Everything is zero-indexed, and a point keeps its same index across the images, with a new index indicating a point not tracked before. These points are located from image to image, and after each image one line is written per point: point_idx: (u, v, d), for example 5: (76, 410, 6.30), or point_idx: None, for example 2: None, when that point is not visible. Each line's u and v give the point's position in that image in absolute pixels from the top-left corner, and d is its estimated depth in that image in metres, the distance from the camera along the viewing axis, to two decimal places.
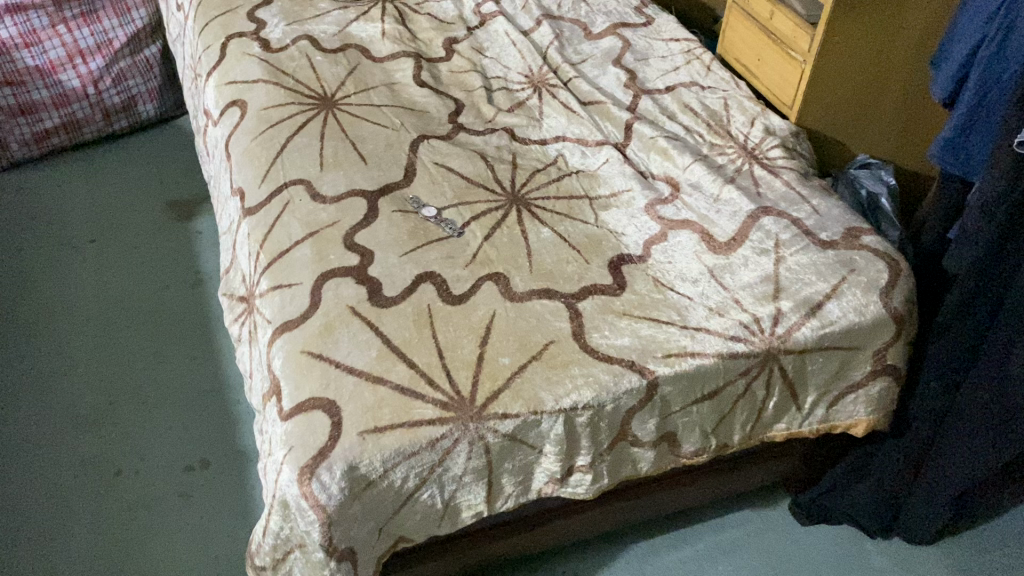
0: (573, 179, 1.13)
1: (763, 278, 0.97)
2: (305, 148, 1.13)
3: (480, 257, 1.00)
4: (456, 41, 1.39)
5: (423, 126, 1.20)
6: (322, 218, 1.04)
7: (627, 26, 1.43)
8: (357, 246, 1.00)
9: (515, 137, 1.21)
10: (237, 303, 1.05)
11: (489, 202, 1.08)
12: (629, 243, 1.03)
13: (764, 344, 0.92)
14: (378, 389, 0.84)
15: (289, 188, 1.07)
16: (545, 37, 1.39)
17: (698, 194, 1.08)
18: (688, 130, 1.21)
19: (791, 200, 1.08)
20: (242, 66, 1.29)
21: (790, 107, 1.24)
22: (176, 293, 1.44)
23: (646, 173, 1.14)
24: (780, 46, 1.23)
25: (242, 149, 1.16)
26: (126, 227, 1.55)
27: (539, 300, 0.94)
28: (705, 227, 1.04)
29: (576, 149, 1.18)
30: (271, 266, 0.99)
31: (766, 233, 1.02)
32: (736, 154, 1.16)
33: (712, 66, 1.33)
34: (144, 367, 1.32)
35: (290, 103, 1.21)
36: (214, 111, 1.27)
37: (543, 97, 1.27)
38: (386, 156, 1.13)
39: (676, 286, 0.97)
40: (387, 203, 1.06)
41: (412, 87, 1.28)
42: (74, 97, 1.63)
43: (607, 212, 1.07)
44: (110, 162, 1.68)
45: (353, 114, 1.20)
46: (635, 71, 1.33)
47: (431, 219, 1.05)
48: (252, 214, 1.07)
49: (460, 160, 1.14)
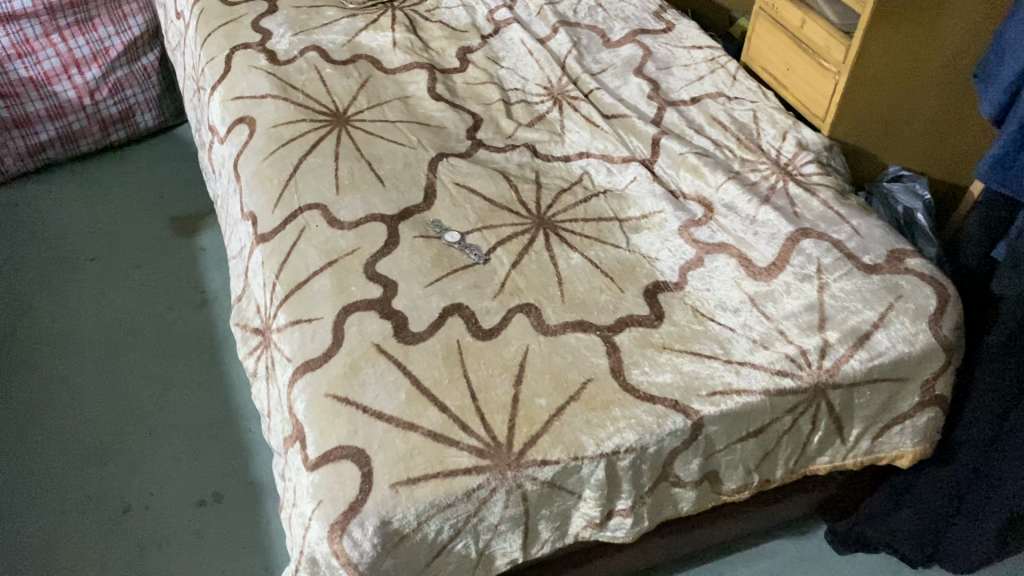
0: (601, 200, 1.08)
1: (806, 306, 0.93)
2: (319, 169, 1.08)
3: (508, 287, 0.95)
4: (470, 51, 1.33)
5: (441, 143, 1.15)
6: (340, 246, 0.98)
7: (647, 33, 1.38)
8: (379, 276, 0.94)
9: (537, 154, 1.15)
10: (252, 335, 1.00)
11: (515, 225, 1.03)
12: (664, 268, 0.98)
13: (812, 378, 0.88)
14: (409, 435, 0.79)
15: (303, 213, 1.03)
16: (562, 46, 1.34)
17: (733, 215, 1.04)
18: (718, 144, 1.16)
19: (830, 220, 1.03)
20: (249, 80, 1.23)
21: (822, 120, 1.19)
22: (181, 315, 1.39)
23: (677, 193, 1.09)
24: (811, 56, 1.18)
25: (253, 170, 1.11)
26: (126, 244, 1.50)
27: (574, 333, 0.89)
28: (742, 251, 0.99)
29: (601, 167, 1.13)
30: (289, 298, 0.94)
31: (807, 257, 0.98)
32: (769, 171, 1.11)
33: (738, 75, 1.28)
34: (150, 395, 1.27)
35: (301, 120, 1.15)
36: (220, 127, 1.21)
37: (564, 110, 1.22)
38: (404, 177, 1.08)
39: (716, 316, 0.92)
40: (408, 229, 1.01)
41: (427, 100, 1.22)
42: (70, 108, 1.57)
43: (638, 235, 1.03)
44: (108, 176, 1.62)
45: (367, 131, 1.15)
46: (658, 81, 1.28)
47: (455, 244, 1.00)
48: (266, 241, 1.02)
49: (482, 179, 1.09)
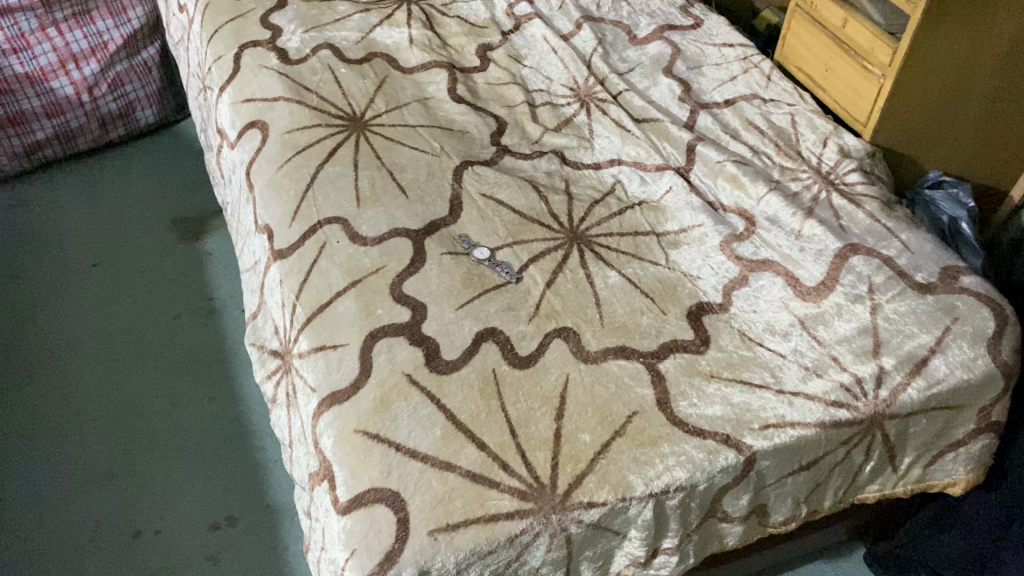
0: (636, 212, 1.02)
1: (859, 330, 0.88)
2: (339, 179, 1.02)
3: (544, 309, 0.89)
4: (491, 48, 1.27)
5: (465, 150, 1.09)
6: (364, 264, 0.93)
7: (675, 29, 1.32)
8: (407, 298, 0.89)
9: (565, 161, 1.10)
10: (270, 359, 0.95)
11: (548, 240, 0.97)
12: (707, 288, 0.93)
13: (868, 409, 0.83)
14: (446, 477, 0.74)
15: (324, 227, 0.97)
16: (587, 43, 1.28)
17: (777, 229, 0.98)
18: (755, 150, 1.10)
19: (877, 234, 0.98)
20: (261, 81, 1.17)
21: (864, 124, 1.13)
22: (189, 324, 1.33)
23: (715, 204, 1.04)
24: (853, 58, 1.12)
25: (267, 180, 1.05)
26: (130, 248, 1.44)
27: (616, 361, 0.84)
28: (789, 269, 0.94)
29: (634, 175, 1.08)
30: (311, 321, 0.89)
31: (857, 276, 0.93)
32: (811, 180, 1.06)
33: (772, 75, 1.22)
34: (159, 411, 1.21)
35: (317, 125, 1.09)
36: (231, 132, 1.15)
37: (592, 114, 1.16)
38: (428, 188, 1.03)
39: (765, 341, 0.87)
40: (434, 245, 0.96)
41: (448, 103, 1.16)
42: (67, 105, 1.51)
43: (676, 251, 0.97)
44: (108, 175, 1.56)
45: (387, 137, 1.09)
46: (689, 81, 1.22)
47: (485, 262, 0.95)
48: (283, 258, 0.97)
49: (510, 190, 1.03)
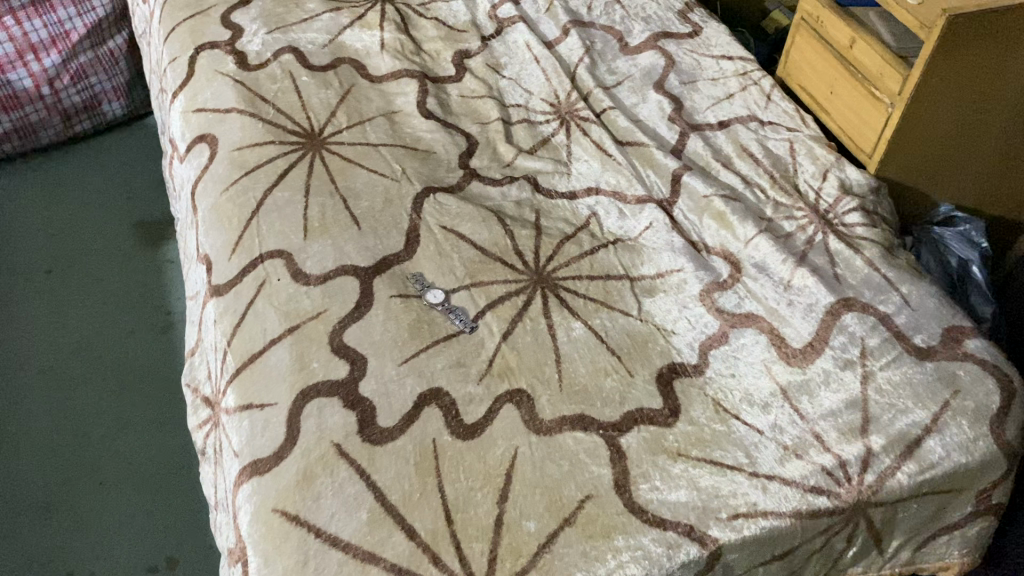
0: (610, 251, 0.93)
1: (847, 403, 0.79)
2: (286, 206, 0.93)
3: (497, 366, 0.81)
4: (468, 55, 1.17)
5: (428, 174, 1.00)
6: (303, 307, 0.84)
7: (670, 37, 1.21)
8: (346, 350, 0.81)
9: (538, 188, 1.01)
10: (202, 406, 0.87)
11: (509, 283, 0.88)
12: (682, 345, 0.84)
13: (851, 496, 0.74)
14: (369, 571, 0.66)
15: (264, 262, 0.89)
16: (572, 52, 1.18)
17: (765, 278, 0.89)
18: (747, 181, 1.01)
19: (875, 287, 0.89)
20: (214, 89, 1.08)
21: (870, 155, 1.03)
22: (144, 340, 1.26)
23: (698, 244, 0.94)
24: (860, 82, 1.01)
25: (211, 204, 0.96)
26: (87, 254, 1.36)
27: (572, 432, 0.76)
28: (774, 326, 0.85)
29: (612, 207, 0.98)
30: (240, 373, 0.81)
31: (848, 337, 0.83)
32: (807, 219, 0.96)
33: (772, 94, 1.12)
34: (104, 438, 1.14)
35: (269, 142, 1.00)
36: (180, 144, 1.06)
37: (571, 134, 1.07)
38: (383, 218, 0.94)
39: (741, 413, 0.78)
40: (383, 286, 0.87)
41: (416, 118, 1.07)
42: (26, 98, 1.42)
43: (651, 299, 0.88)
44: (71, 172, 1.48)
45: (344, 157, 1.00)
46: (681, 99, 1.12)
47: (438, 307, 0.86)
48: (219, 295, 0.88)
49: (473, 222, 0.94)
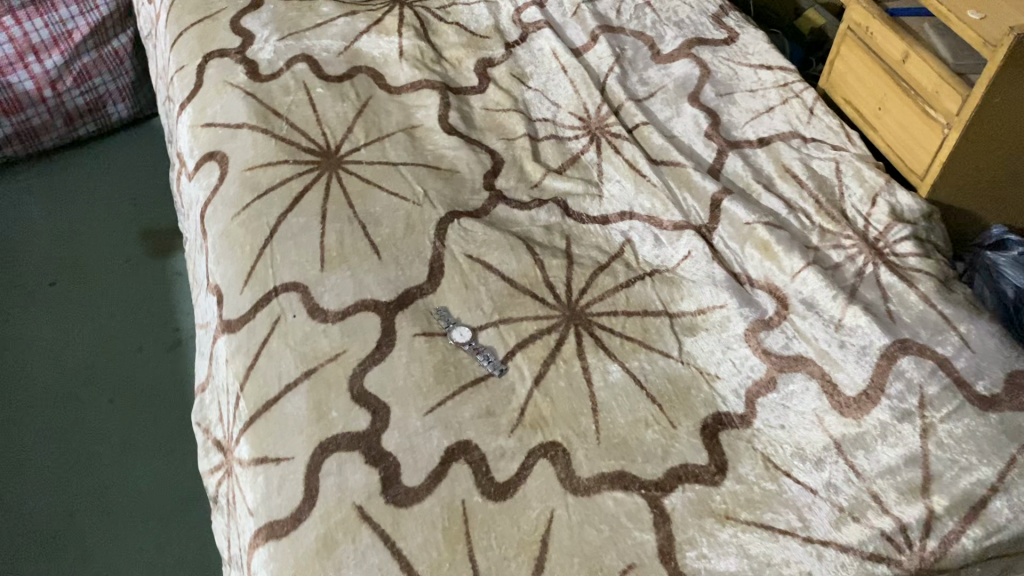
0: (647, 284, 0.87)
1: (906, 459, 0.73)
2: (301, 233, 0.88)
3: (529, 415, 0.75)
4: (491, 64, 1.11)
5: (451, 196, 0.94)
6: (321, 347, 0.79)
7: (705, 43, 1.14)
8: (367, 397, 0.75)
9: (568, 212, 0.95)
10: (214, 450, 0.82)
11: (540, 320, 0.82)
12: (726, 391, 0.78)
13: (913, 564, 0.68)
14: None
15: (279, 296, 0.83)
16: (602, 61, 1.12)
17: (814, 317, 0.83)
18: (791, 206, 0.94)
19: (932, 325, 0.83)
20: (224, 102, 1.02)
21: (921, 177, 0.96)
22: (152, 359, 1.20)
23: (741, 276, 0.88)
24: (912, 99, 0.95)
25: (221, 230, 0.91)
26: (93, 265, 1.30)
27: (611, 493, 0.70)
28: (826, 371, 0.79)
29: (647, 233, 0.92)
30: (253, 421, 0.75)
31: (906, 384, 0.78)
32: (856, 249, 0.90)
33: (815, 108, 1.06)
34: (111, 464, 1.09)
35: (282, 161, 0.95)
36: (188, 161, 1.01)
37: (602, 151, 1.01)
38: (405, 246, 0.88)
39: (793, 470, 0.73)
40: (406, 323, 0.81)
41: (438, 134, 1.01)
42: (27, 101, 1.36)
43: (692, 339, 0.82)
44: (75, 177, 1.42)
45: (362, 178, 0.94)
46: (718, 112, 1.05)
47: (464, 347, 0.80)
48: (231, 331, 0.83)
49: (500, 251, 0.88)
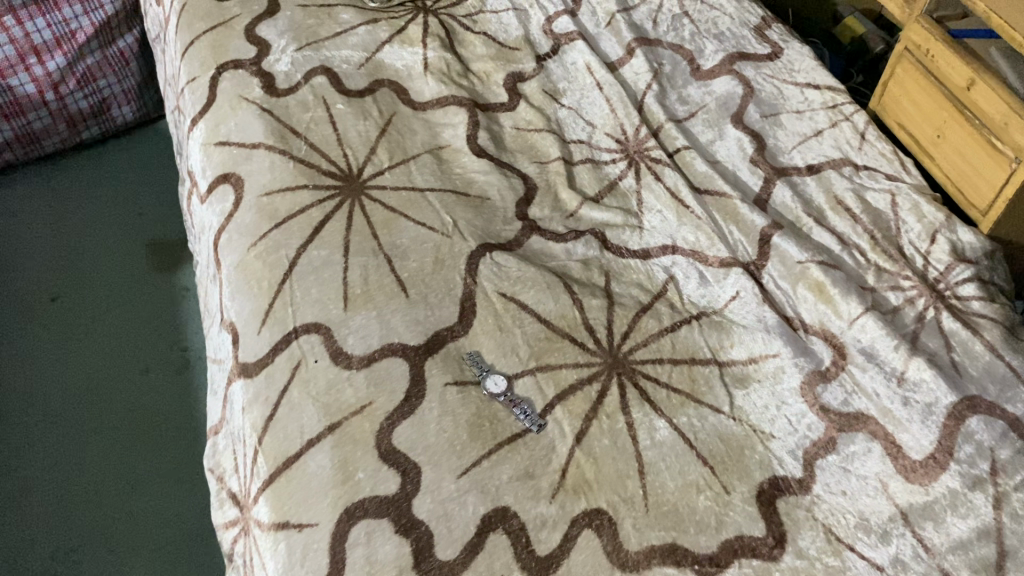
0: (694, 329, 0.81)
1: (979, 533, 0.68)
2: (323, 268, 0.82)
3: (571, 478, 0.70)
4: (522, 79, 1.05)
5: (483, 227, 0.88)
6: (345, 398, 0.73)
7: (748, 59, 1.08)
8: (396, 456, 0.69)
9: (606, 245, 0.89)
10: (229, 503, 0.77)
11: (581, 368, 0.77)
12: (782, 452, 0.73)
13: None
14: None
15: (299, 338, 0.77)
16: (639, 77, 1.05)
17: (875, 369, 0.77)
18: (844, 242, 0.89)
19: (1001, 380, 0.77)
20: (239, 118, 0.96)
21: (983, 212, 0.90)
22: (158, 382, 1.14)
23: (793, 320, 0.83)
24: (977, 129, 0.88)
25: (236, 261, 0.85)
26: (97, 280, 1.24)
27: (662, 569, 0.65)
28: (888, 431, 0.74)
29: (691, 270, 0.86)
30: (272, 480, 0.70)
31: (976, 447, 0.72)
32: (916, 291, 0.84)
33: (867, 132, 0.99)
34: (116, 496, 1.04)
35: (301, 186, 0.88)
36: (200, 182, 0.95)
37: (641, 177, 0.95)
38: (434, 282, 0.82)
39: (857, 544, 0.67)
40: (436, 370, 0.75)
41: (466, 156, 0.95)
42: (28, 105, 1.30)
43: (744, 392, 0.76)
44: (79, 183, 1.36)
45: (387, 206, 0.88)
46: (763, 135, 0.99)
47: (500, 398, 0.74)
48: (248, 375, 0.77)
49: (536, 289, 0.82)
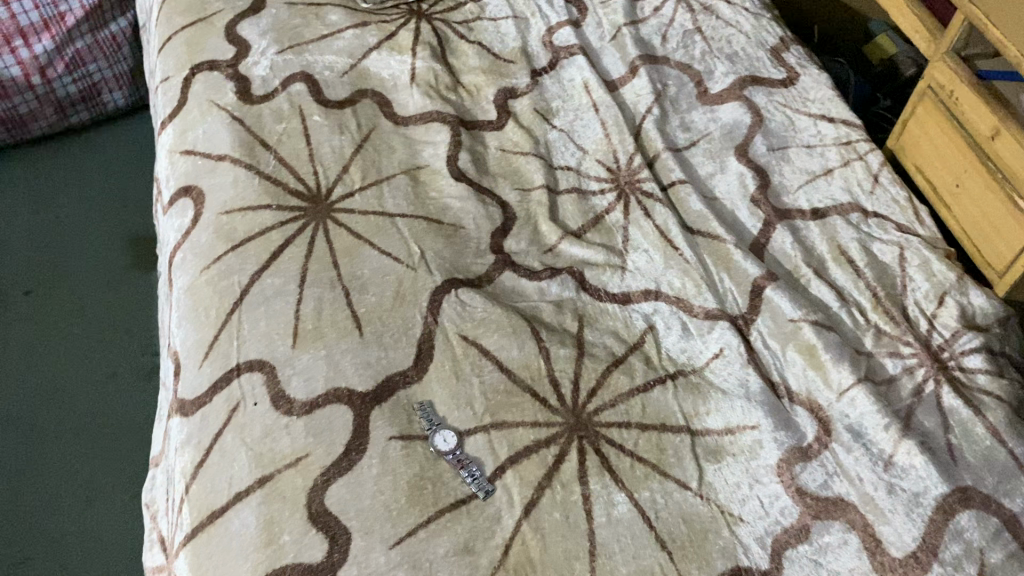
0: (668, 390, 0.74)
1: None
2: (275, 299, 0.77)
3: (514, 556, 0.65)
4: (514, 95, 0.98)
5: (452, 259, 0.82)
6: (280, 449, 0.68)
7: (760, 83, 1.00)
8: (327, 519, 0.65)
9: (584, 286, 0.82)
10: (158, 546, 0.72)
11: (539, 428, 0.71)
12: (749, 539, 0.67)
13: None
14: None
15: (241, 376, 0.72)
16: (640, 99, 0.98)
17: (861, 450, 0.70)
18: (844, 298, 0.81)
19: (1001, 469, 0.70)
20: (207, 126, 0.90)
21: (1000, 274, 0.82)
22: (125, 388, 1.10)
23: (779, 386, 0.76)
24: (999, 184, 0.80)
25: (188, 284, 0.80)
26: (74, 274, 1.20)
27: None
28: (869, 522, 0.67)
29: (673, 321, 0.80)
30: (195, 535, 0.65)
31: (964, 547, 0.66)
32: (917, 360, 0.77)
33: (881, 174, 0.92)
34: (71, 507, 1.00)
35: (263, 205, 0.83)
36: (164, 192, 0.89)
37: (630, 211, 0.88)
38: (392, 320, 0.77)
39: None
40: (381, 422, 0.70)
41: (444, 179, 0.89)
42: (14, 89, 1.26)
43: (715, 466, 0.70)
44: (65, 170, 1.32)
45: (352, 231, 0.82)
46: (767, 171, 0.92)
47: (448, 457, 0.69)
48: (185, 414, 0.72)
49: (501, 334, 0.76)
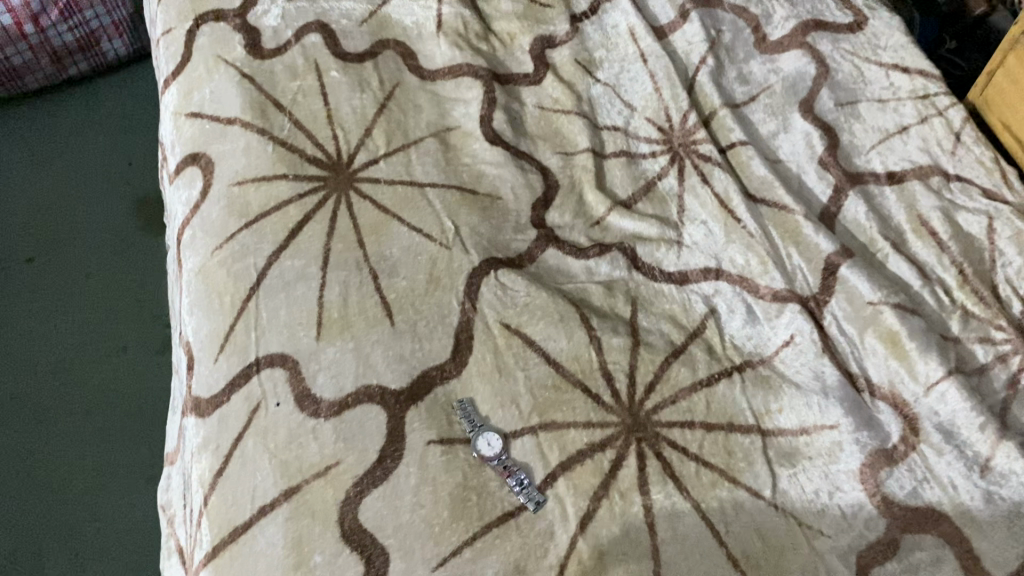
0: (735, 383, 0.67)
1: None
2: (296, 284, 0.69)
3: None
4: (552, 44, 0.88)
5: (490, 235, 0.74)
6: (308, 457, 0.61)
7: (825, 28, 0.89)
8: (362, 537, 0.58)
9: (636, 263, 0.74)
10: (176, 556, 0.66)
11: (592, 430, 0.63)
12: (831, 555, 0.60)
13: None
14: None
15: (261, 373, 0.65)
16: (691, 48, 0.88)
17: (953, 454, 0.63)
18: (926, 276, 0.73)
19: None
20: (215, 86, 0.81)
21: None
22: (136, 363, 1.03)
23: (858, 379, 0.68)
24: None
25: (198, 266, 0.72)
26: (78, 240, 1.13)
27: None
28: (965, 536, 0.60)
29: (737, 303, 0.72)
30: (215, 554, 0.59)
31: None
32: (1012, 348, 0.69)
33: (964, 131, 0.82)
34: (84, 493, 0.94)
35: (278, 176, 0.74)
36: (170, 159, 0.81)
37: (685, 177, 0.79)
38: (427, 307, 0.69)
39: None
40: (417, 424, 0.63)
41: (478, 142, 0.80)
42: (5, 39, 1.17)
43: (790, 472, 0.63)
44: (64, 126, 1.23)
45: (378, 204, 0.74)
46: (836, 129, 0.83)
47: (493, 464, 0.62)
48: (200, 414, 0.65)
49: (547, 322, 0.68)
